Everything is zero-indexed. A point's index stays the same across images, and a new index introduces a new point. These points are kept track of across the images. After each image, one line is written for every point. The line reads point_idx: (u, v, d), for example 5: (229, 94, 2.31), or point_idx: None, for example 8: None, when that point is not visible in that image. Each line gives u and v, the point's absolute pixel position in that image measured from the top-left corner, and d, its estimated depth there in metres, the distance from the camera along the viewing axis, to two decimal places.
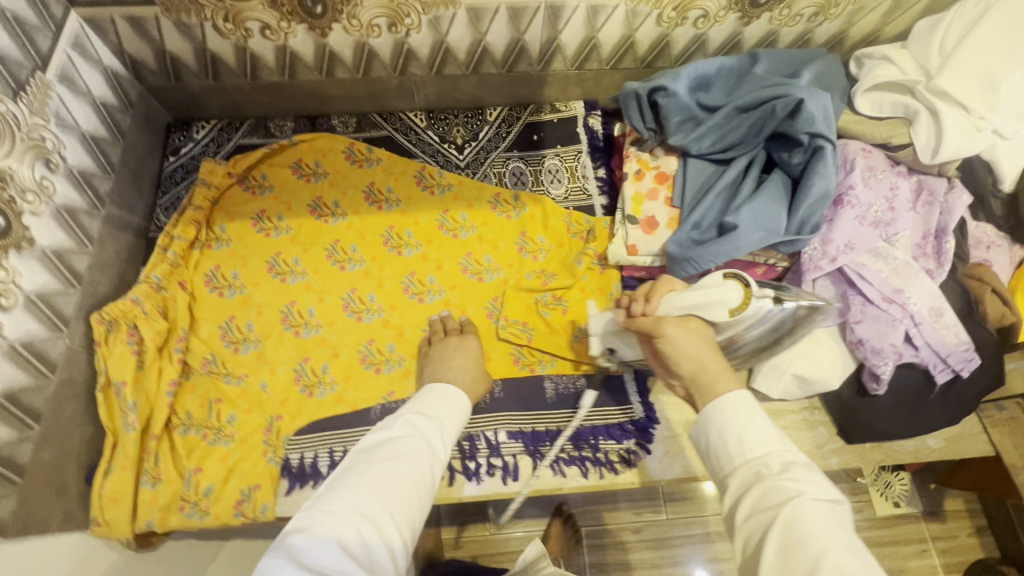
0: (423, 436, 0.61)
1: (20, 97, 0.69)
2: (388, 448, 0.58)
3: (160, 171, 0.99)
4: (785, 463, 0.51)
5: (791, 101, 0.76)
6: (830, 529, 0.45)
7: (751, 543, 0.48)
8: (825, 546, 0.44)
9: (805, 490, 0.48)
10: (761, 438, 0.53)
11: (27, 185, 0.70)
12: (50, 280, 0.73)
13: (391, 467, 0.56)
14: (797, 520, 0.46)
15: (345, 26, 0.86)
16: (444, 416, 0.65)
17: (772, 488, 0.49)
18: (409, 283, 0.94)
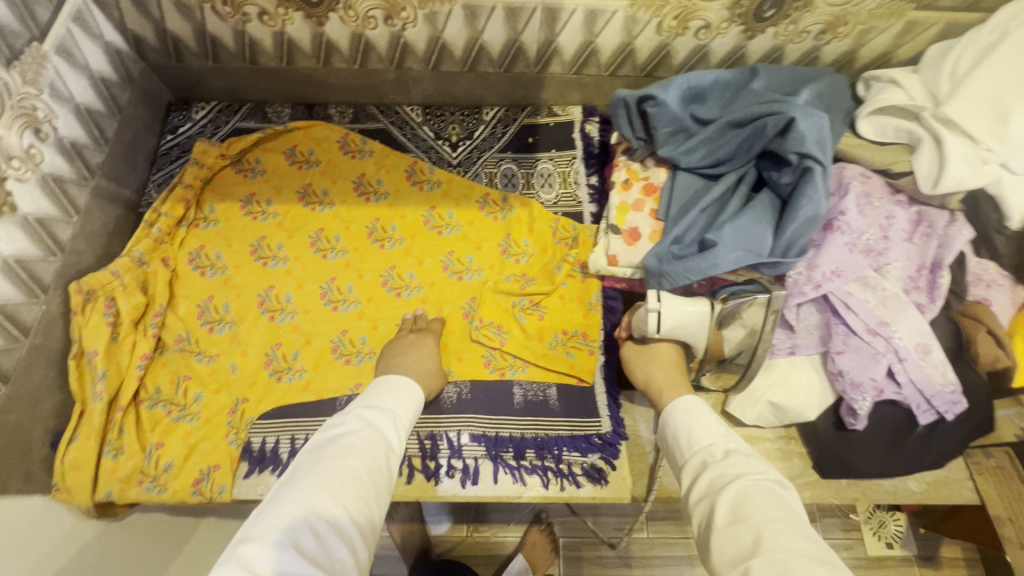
0: (374, 428, 0.61)
1: (14, 66, 0.70)
2: (339, 445, 0.57)
3: (157, 148, 1.01)
4: (727, 452, 0.57)
5: (783, 118, 0.73)
6: (768, 504, 0.50)
7: (704, 524, 0.53)
8: (762, 516, 0.49)
9: (747, 471, 0.54)
10: (711, 431, 0.60)
11: (14, 152, 0.71)
12: (30, 246, 0.74)
13: (343, 463, 0.55)
14: (738, 497, 0.51)
15: (341, 16, 0.86)
16: (397, 408, 0.65)
17: (719, 470, 0.55)
18: (388, 277, 0.94)
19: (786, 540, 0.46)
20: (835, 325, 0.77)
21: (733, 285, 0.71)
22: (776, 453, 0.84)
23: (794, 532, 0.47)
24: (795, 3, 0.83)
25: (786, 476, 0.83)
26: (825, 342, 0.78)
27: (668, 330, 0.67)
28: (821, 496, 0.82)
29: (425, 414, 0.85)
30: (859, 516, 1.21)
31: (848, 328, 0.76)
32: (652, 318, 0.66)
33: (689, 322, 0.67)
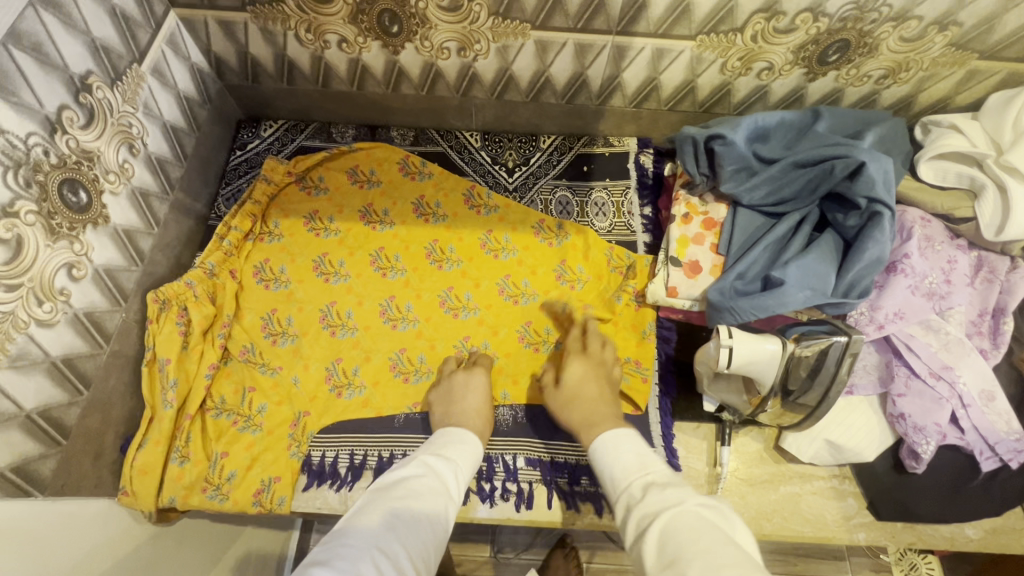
0: (436, 476, 0.62)
1: (117, 86, 0.74)
2: (404, 487, 0.59)
3: (226, 163, 1.04)
4: (648, 486, 0.55)
5: (852, 163, 0.75)
6: (696, 526, 0.48)
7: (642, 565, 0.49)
8: (688, 538, 0.46)
9: (669, 503, 0.51)
10: (635, 466, 0.59)
11: (111, 167, 0.75)
12: (117, 256, 0.77)
13: (406, 504, 0.56)
14: (667, 528, 0.49)
15: (417, 46, 0.90)
16: (458, 458, 0.67)
17: (641, 511, 0.53)
18: (446, 298, 0.96)
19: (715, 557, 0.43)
20: (897, 366, 0.78)
21: (804, 324, 0.71)
22: (830, 492, 0.84)
23: (718, 558, 0.43)
24: (860, 49, 0.85)
25: (840, 516, 0.83)
26: (885, 384, 0.78)
27: (738, 366, 0.68)
28: (875, 538, 0.82)
29: None
30: (889, 557, 1.22)
31: (910, 370, 0.77)
32: (723, 353, 0.67)
33: (760, 359, 0.67)
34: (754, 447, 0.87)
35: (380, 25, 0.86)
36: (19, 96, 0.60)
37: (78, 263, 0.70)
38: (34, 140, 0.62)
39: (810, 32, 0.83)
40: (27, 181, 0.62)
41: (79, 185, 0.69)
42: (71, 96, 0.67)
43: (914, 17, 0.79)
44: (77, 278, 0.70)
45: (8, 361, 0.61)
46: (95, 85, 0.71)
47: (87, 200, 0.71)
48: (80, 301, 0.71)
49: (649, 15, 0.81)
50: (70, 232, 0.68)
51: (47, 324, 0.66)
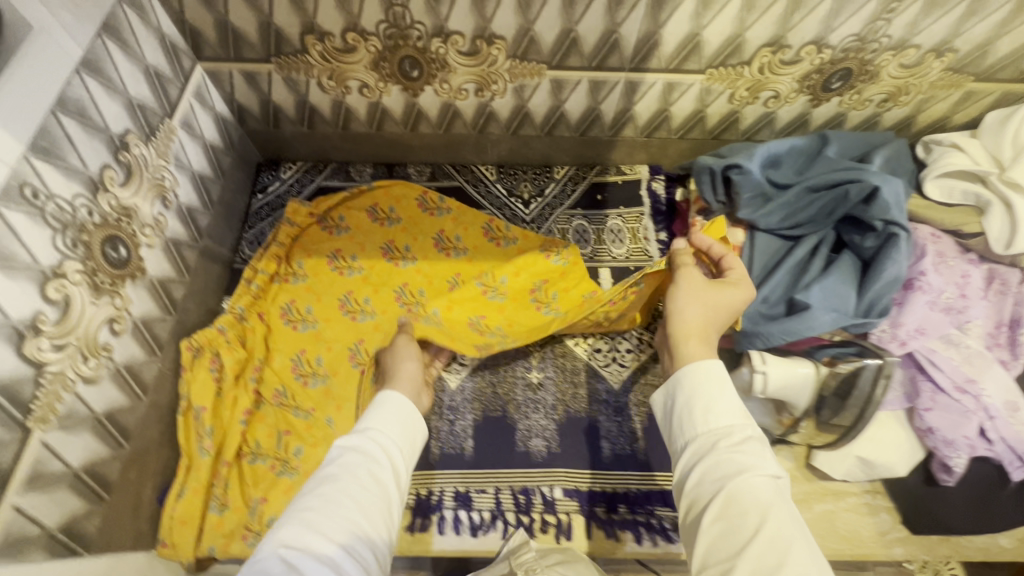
0: (371, 453, 0.57)
1: (151, 141, 0.76)
2: (329, 474, 0.54)
3: (248, 207, 1.06)
4: (737, 437, 0.53)
5: (866, 188, 0.78)
6: (774, 501, 0.48)
7: (695, 504, 0.52)
8: (763, 513, 0.47)
9: (749, 468, 0.50)
10: (723, 410, 0.55)
11: (146, 221, 0.76)
12: (153, 306, 0.78)
13: (330, 490, 0.52)
14: (742, 493, 0.49)
15: (436, 88, 0.92)
16: (386, 428, 0.61)
17: (714, 463, 0.52)
18: (474, 321, 0.94)
19: (787, 543, 0.45)
20: (922, 381, 0.80)
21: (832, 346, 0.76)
22: (864, 508, 0.86)
23: (789, 545, 0.45)
24: (861, 76, 0.89)
25: (875, 532, 0.84)
26: (910, 399, 0.80)
27: (772, 391, 0.70)
28: (913, 553, 0.83)
29: (514, 468, 0.87)
30: None
31: (935, 384, 0.79)
32: (758, 379, 0.69)
33: (793, 383, 0.69)
34: (786, 466, 0.89)
35: (401, 71, 0.89)
36: (66, 160, 0.62)
37: (118, 318, 0.71)
38: (79, 200, 0.64)
39: (814, 63, 0.87)
40: (73, 241, 0.63)
41: (120, 242, 0.70)
42: (112, 156, 0.69)
43: (913, 46, 0.83)
44: (118, 332, 0.71)
45: (58, 421, 0.62)
46: (132, 142, 0.73)
47: (126, 255, 0.72)
48: (120, 355, 0.72)
49: (661, 52, 0.85)
50: (111, 287, 0.70)
51: (92, 381, 0.67)
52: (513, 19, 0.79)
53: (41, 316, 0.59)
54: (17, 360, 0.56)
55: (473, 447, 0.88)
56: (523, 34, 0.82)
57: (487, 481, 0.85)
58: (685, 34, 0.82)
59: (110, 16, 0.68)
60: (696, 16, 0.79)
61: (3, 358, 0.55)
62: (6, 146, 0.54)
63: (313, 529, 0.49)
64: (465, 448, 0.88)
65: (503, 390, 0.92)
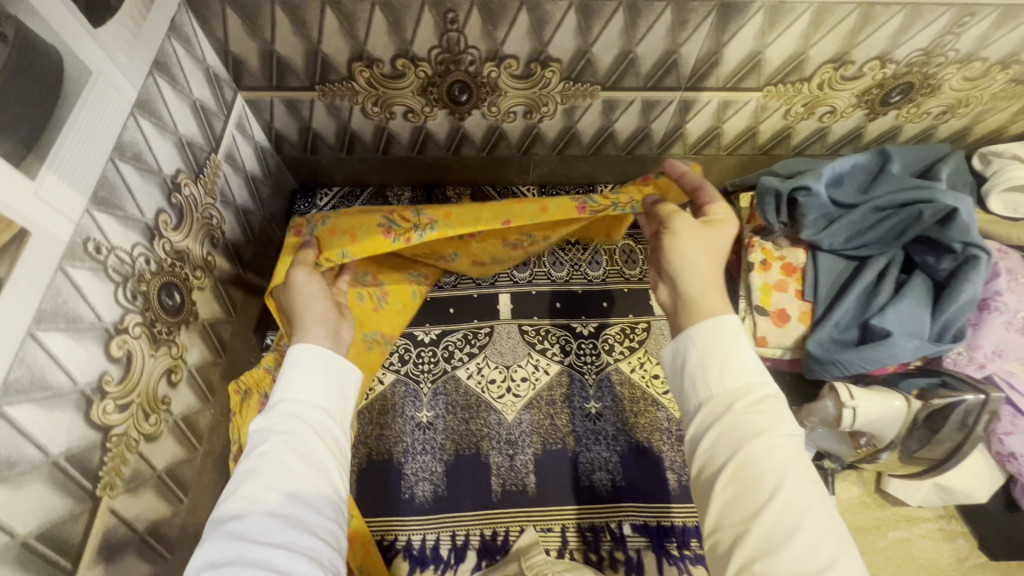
0: (293, 428, 0.53)
1: (199, 179, 0.73)
2: (250, 468, 0.50)
3: (285, 237, 1.02)
4: (751, 397, 0.50)
5: (941, 208, 0.75)
6: (794, 464, 0.47)
7: (705, 466, 0.50)
8: (777, 478, 0.46)
9: (767, 429, 0.48)
10: (741, 372, 0.51)
11: (197, 263, 0.73)
12: (205, 351, 0.75)
13: (255, 488, 0.48)
14: (757, 457, 0.47)
15: (484, 111, 0.89)
16: (305, 391, 0.56)
17: (730, 424, 0.49)
18: (388, 225, 0.79)
19: (803, 510, 0.44)
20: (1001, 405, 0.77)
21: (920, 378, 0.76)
22: (939, 534, 0.84)
23: (800, 510, 0.44)
24: (922, 90, 0.87)
25: (953, 559, 0.82)
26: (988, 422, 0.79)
27: (860, 424, 0.69)
28: None
29: (581, 505, 0.84)
30: None
31: (1015, 408, 0.77)
32: (847, 413, 0.69)
33: (882, 417, 0.69)
34: (855, 492, 0.87)
35: (449, 96, 0.86)
36: (125, 209, 0.59)
37: (175, 368, 0.68)
38: (138, 250, 0.60)
39: (876, 78, 0.84)
40: (133, 293, 0.60)
41: (175, 288, 0.67)
42: (165, 199, 0.66)
43: (980, 59, 0.81)
44: (175, 383, 0.68)
45: (123, 485, 0.59)
46: (183, 182, 0.69)
47: (180, 301, 0.69)
48: (178, 407, 0.68)
49: (720, 71, 0.82)
50: (168, 337, 0.66)
51: (153, 438, 0.64)
52: (572, 41, 0.76)
53: (106, 377, 0.56)
54: (85, 427, 0.53)
55: (536, 483, 0.85)
56: (580, 56, 0.79)
57: (555, 520, 0.82)
58: (747, 52, 0.79)
59: (160, 52, 0.64)
60: (761, 35, 0.76)
61: (72, 426, 0.52)
62: (70, 202, 0.51)
63: (243, 537, 0.45)
64: (528, 484, 0.85)
65: (562, 421, 0.89)
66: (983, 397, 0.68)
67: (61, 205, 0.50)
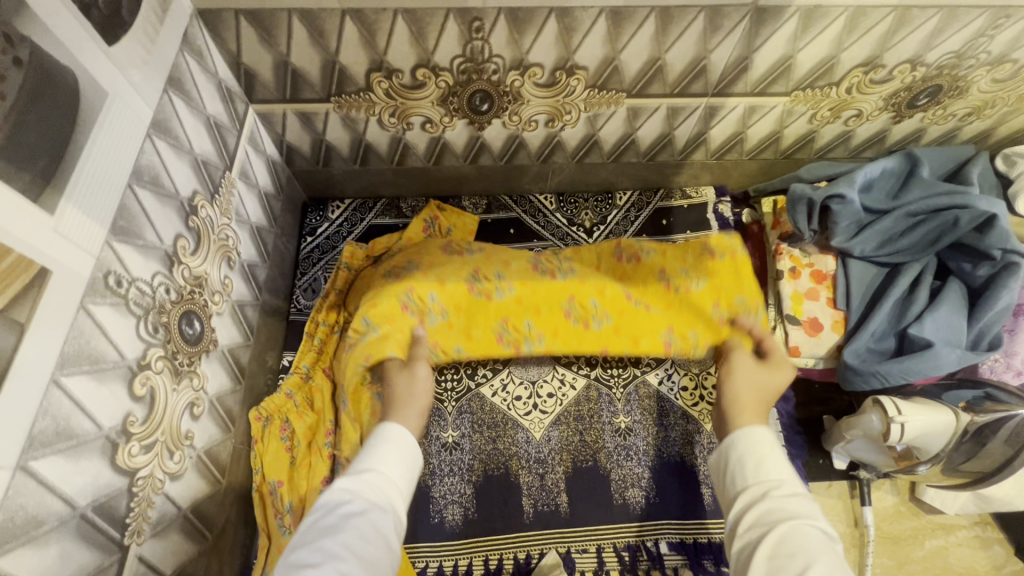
0: (372, 495, 0.51)
1: (215, 199, 0.69)
2: (331, 522, 0.47)
3: (297, 252, 0.99)
4: (784, 489, 0.48)
5: (979, 214, 0.73)
6: (827, 553, 0.42)
7: (741, 551, 0.46)
8: (812, 558, 0.41)
9: (801, 515, 0.45)
10: (780, 468, 0.50)
11: (215, 288, 0.69)
12: (225, 379, 0.72)
13: (328, 544, 0.45)
14: (791, 536, 0.43)
15: (504, 121, 0.87)
16: (386, 464, 0.55)
17: (767, 509, 0.47)
18: (503, 331, 0.77)
19: None
20: None
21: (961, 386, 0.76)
22: (976, 541, 0.83)
23: None
24: (950, 92, 0.85)
25: (990, 566, 0.81)
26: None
27: (908, 439, 0.69)
28: None
29: (615, 524, 0.82)
30: None
31: None
32: (896, 428, 0.68)
33: (930, 432, 0.69)
34: (890, 501, 0.85)
35: (469, 105, 0.83)
36: (144, 237, 0.55)
37: (197, 400, 0.64)
38: (158, 279, 0.57)
39: (905, 81, 0.83)
40: (154, 326, 0.56)
41: (195, 316, 0.64)
42: (183, 223, 0.62)
43: (1010, 61, 0.80)
44: (197, 416, 0.64)
45: (150, 529, 0.56)
46: (200, 204, 0.66)
47: (200, 329, 0.65)
48: (201, 440, 0.65)
49: (748, 76, 0.80)
50: (190, 367, 0.63)
51: (177, 477, 0.60)
52: (600, 48, 0.73)
53: (131, 418, 0.52)
54: (113, 474, 0.50)
55: (568, 502, 0.83)
56: (607, 64, 0.76)
57: (588, 540, 0.80)
58: (778, 57, 0.77)
59: (173, 67, 0.61)
60: (794, 39, 0.74)
61: (98, 474, 0.48)
62: (90, 235, 0.47)
63: None
64: (560, 503, 0.83)
65: (592, 437, 0.87)
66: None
67: (81, 238, 0.46)
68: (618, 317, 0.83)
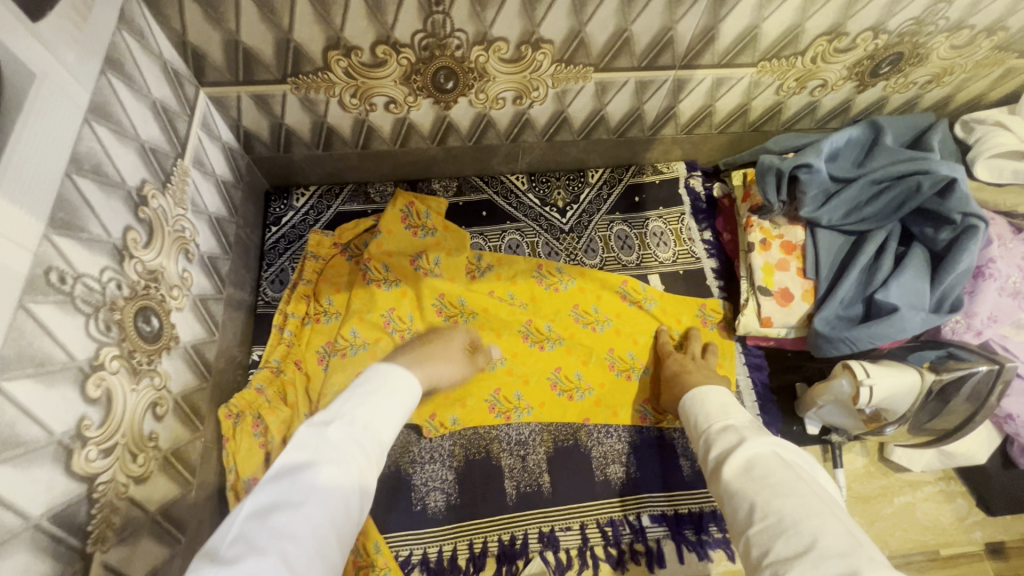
0: (357, 460, 0.52)
1: (168, 189, 0.66)
2: (317, 492, 0.48)
3: (262, 243, 0.96)
4: (727, 425, 0.62)
5: (940, 178, 0.75)
6: (778, 466, 0.52)
7: (718, 478, 0.56)
8: (764, 472, 0.51)
9: (747, 436, 0.57)
10: (717, 408, 0.66)
11: (174, 282, 0.66)
12: (190, 376, 0.69)
13: (313, 509, 0.46)
14: (751, 460, 0.54)
15: (471, 99, 0.84)
16: (382, 421, 0.57)
17: (720, 444, 0.59)
18: (494, 401, 0.87)
19: (789, 491, 0.48)
20: None
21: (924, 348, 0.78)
22: (940, 496, 0.86)
23: (783, 490, 0.49)
24: (911, 60, 0.86)
25: (955, 518, 0.85)
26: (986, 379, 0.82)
27: (877, 402, 0.71)
28: (992, 535, 0.85)
29: (597, 500, 0.83)
30: None
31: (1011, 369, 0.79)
32: (865, 392, 0.70)
33: (897, 393, 0.71)
34: (861, 462, 0.88)
35: (434, 83, 0.80)
36: (88, 230, 0.52)
37: (160, 400, 0.62)
38: (107, 275, 0.54)
39: (868, 49, 0.83)
40: (106, 324, 0.53)
41: (151, 312, 0.61)
42: (132, 214, 0.59)
43: (967, 27, 0.81)
44: (161, 416, 0.62)
45: (115, 535, 0.53)
46: (150, 194, 0.62)
47: (159, 326, 0.62)
48: (166, 441, 0.63)
49: (715, 47, 0.79)
50: (149, 366, 0.60)
51: (142, 480, 0.58)
52: (565, 21, 0.72)
53: (86, 422, 0.49)
54: (68, 481, 0.47)
55: (550, 482, 0.83)
56: (573, 37, 0.74)
57: (572, 517, 0.81)
58: (743, 28, 0.76)
59: (111, 46, 0.57)
60: (758, 9, 0.73)
61: (52, 483, 0.46)
62: (25, 229, 0.44)
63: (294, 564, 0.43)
64: (542, 483, 0.83)
65: (572, 417, 0.87)
66: (996, 367, 0.70)
67: (15, 233, 0.43)
68: (603, 384, 0.89)
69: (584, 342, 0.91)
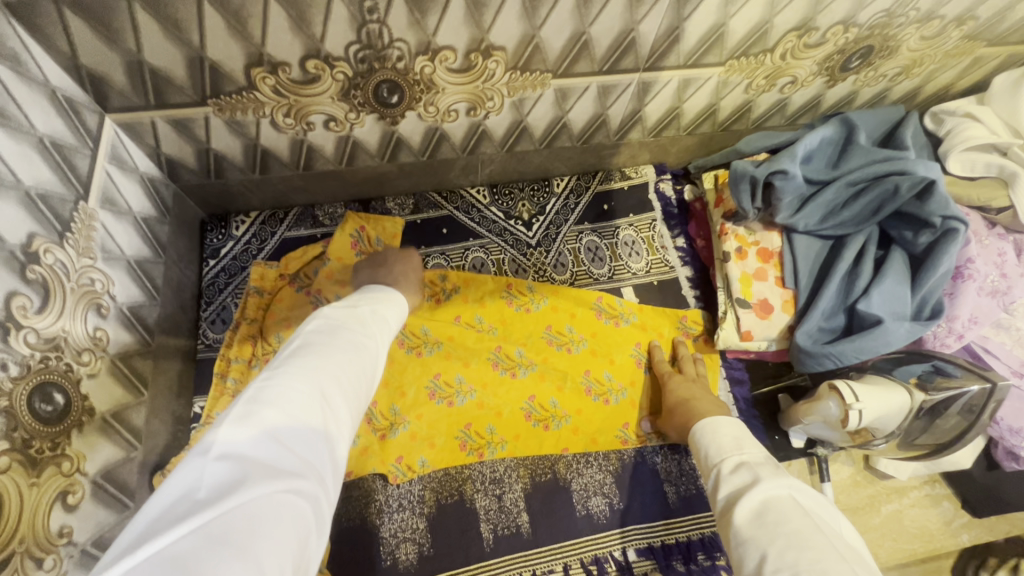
0: (377, 338, 0.54)
1: (67, 240, 0.57)
2: (351, 346, 0.49)
3: (199, 278, 0.86)
4: (741, 462, 0.57)
5: (918, 180, 0.71)
6: (794, 511, 0.47)
7: (728, 518, 0.51)
8: (778, 518, 0.46)
9: (762, 476, 0.52)
10: (730, 440, 0.61)
11: (82, 344, 0.57)
12: (110, 448, 0.61)
13: (352, 357, 0.48)
14: (765, 503, 0.49)
15: (420, 113, 0.77)
16: (393, 316, 0.59)
17: (731, 482, 0.54)
18: (465, 438, 0.81)
19: (806, 542, 0.43)
20: None
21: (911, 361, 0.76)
22: (927, 500, 0.85)
23: (801, 541, 0.43)
24: (881, 52, 0.83)
25: (941, 523, 0.84)
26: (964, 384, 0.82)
27: (868, 423, 0.68)
28: (977, 536, 0.84)
29: (581, 538, 0.78)
30: None
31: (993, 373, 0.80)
32: (855, 416, 0.67)
33: (887, 413, 0.68)
34: (847, 472, 0.85)
35: (376, 98, 0.72)
36: None
37: (72, 486, 0.54)
38: None
39: (838, 44, 0.79)
40: None
41: (52, 388, 0.52)
42: (19, 278, 0.50)
43: (938, 17, 0.77)
44: (75, 505, 0.54)
45: None
46: (42, 248, 0.53)
47: (65, 402, 0.54)
48: (85, 532, 0.55)
49: (680, 48, 0.73)
50: (53, 451, 0.51)
51: None
52: (517, 25, 0.65)
53: None
54: None
55: (529, 522, 0.78)
56: (527, 42, 0.67)
57: (554, 559, 0.76)
58: (710, 26, 0.71)
59: None
60: (725, 6, 0.68)
61: None
62: None
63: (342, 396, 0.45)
64: (521, 524, 0.78)
65: (550, 449, 0.82)
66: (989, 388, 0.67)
67: None
68: (582, 410, 0.84)
69: (558, 366, 0.86)
